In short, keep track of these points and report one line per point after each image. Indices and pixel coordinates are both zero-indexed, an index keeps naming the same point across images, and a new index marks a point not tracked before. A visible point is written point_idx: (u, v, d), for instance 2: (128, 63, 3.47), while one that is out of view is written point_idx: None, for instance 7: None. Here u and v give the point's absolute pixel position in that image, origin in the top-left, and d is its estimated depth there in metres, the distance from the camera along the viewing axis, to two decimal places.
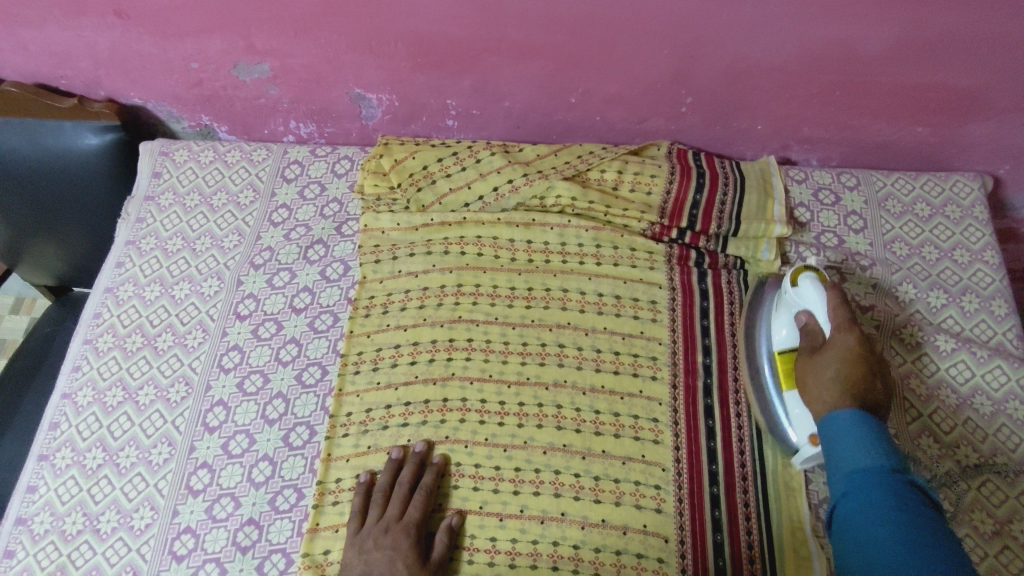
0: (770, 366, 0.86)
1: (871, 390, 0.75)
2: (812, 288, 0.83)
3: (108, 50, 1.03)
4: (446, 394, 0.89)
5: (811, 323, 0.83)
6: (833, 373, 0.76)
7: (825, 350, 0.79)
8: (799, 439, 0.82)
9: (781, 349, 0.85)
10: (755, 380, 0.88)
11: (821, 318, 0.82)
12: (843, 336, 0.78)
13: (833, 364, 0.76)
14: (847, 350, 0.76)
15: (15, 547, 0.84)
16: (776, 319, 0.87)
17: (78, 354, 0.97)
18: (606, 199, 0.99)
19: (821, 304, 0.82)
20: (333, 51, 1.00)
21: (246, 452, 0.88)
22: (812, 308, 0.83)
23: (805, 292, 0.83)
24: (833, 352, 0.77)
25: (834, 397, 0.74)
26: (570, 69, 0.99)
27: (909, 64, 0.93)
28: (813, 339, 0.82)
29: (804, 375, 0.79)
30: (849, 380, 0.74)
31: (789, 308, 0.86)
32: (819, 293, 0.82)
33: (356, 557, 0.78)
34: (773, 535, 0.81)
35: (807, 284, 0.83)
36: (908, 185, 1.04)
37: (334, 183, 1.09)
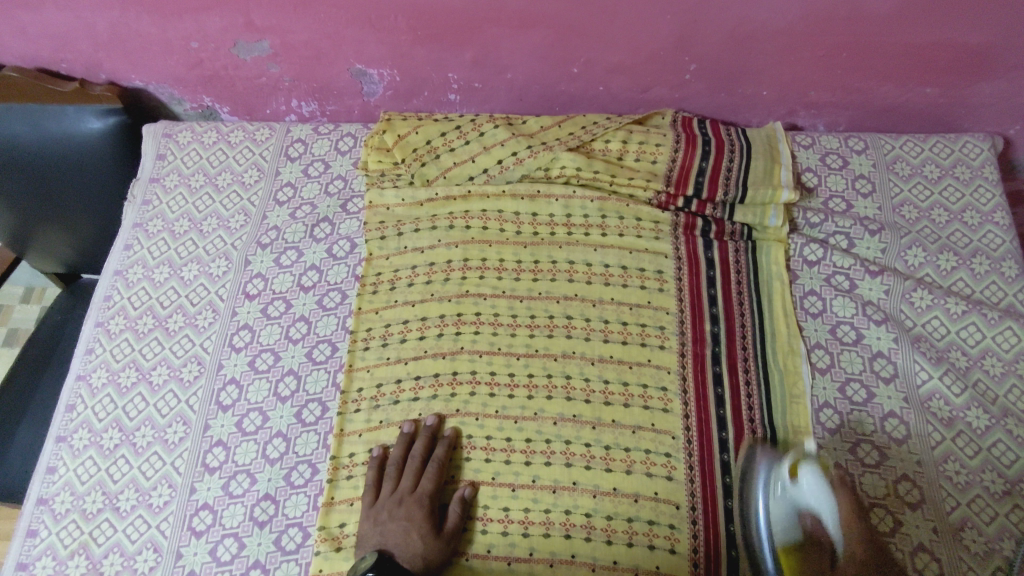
0: (771, 557, 0.75)
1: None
2: (817, 483, 0.77)
3: (107, 32, 1.02)
4: (456, 367, 0.89)
5: (817, 528, 0.76)
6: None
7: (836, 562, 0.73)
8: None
9: (785, 542, 0.75)
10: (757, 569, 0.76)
11: (830, 520, 0.75)
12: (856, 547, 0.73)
13: None
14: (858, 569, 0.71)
15: (38, 526, 0.86)
16: (775, 511, 0.77)
17: (91, 337, 0.98)
18: (610, 168, 0.99)
19: (830, 503, 0.76)
20: (333, 26, 0.99)
21: (260, 429, 0.89)
22: (818, 506, 0.76)
23: (809, 487, 0.77)
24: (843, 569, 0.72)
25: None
26: (572, 38, 0.97)
27: (918, 23, 0.91)
28: (819, 542, 0.76)
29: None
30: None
31: (790, 503, 0.78)
32: (826, 489, 0.76)
33: (371, 529, 0.79)
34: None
35: (810, 478, 0.77)
36: (917, 147, 1.03)
37: (338, 160, 1.08)
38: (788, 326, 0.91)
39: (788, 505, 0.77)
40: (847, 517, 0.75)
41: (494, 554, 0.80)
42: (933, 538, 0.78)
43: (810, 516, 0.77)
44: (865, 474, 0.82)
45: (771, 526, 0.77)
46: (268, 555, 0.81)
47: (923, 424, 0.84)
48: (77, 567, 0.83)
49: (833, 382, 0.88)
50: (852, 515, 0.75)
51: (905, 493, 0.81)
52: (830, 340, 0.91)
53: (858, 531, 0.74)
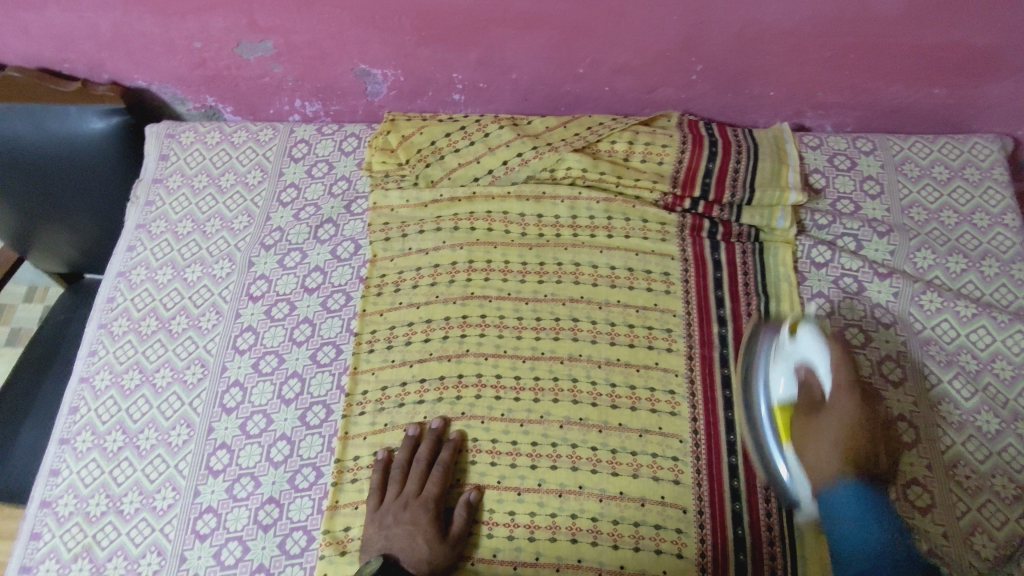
0: (766, 413, 0.83)
1: (869, 449, 0.79)
2: (814, 339, 0.84)
3: (110, 31, 1.01)
4: (461, 369, 0.89)
5: (811, 376, 0.84)
6: (837, 440, 0.79)
7: (827, 409, 0.81)
8: (798, 493, 0.80)
9: (782, 398, 0.83)
10: (750, 430, 0.84)
11: (825, 373, 0.83)
12: (846, 399, 0.81)
13: (837, 424, 0.80)
14: (849, 415, 0.80)
15: (41, 529, 0.85)
16: (772, 369, 0.85)
17: (94, 338, 0.98)
18: (617, 169, 0.98)
19: (824, 358, 0.83)
20: (337, 26, 0.98)
21: (264, 432, 0.88)
22: (814, 361, 0.84)
23: (807, 343, 0.84)
24: (835, 416, 0.80)
25: (841, 465, 0.78)
26: (578, 38, 0.96)
27: (927, 23, 0.90)
28: (812, 394, 0.84)
29: (805, 431, 0.81)
30: (852, 445, 0.78)
31: (788, 358, 0.85)
32: (822, 346, 0.83)
33: (376, 533, 0.79)
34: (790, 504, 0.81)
35: (807, 334, 0.84)
36: (926, 149, 1.02)
37: (342, 160, 1.07)
38: None
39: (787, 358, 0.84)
40: (839, 370, 0.83)
41: (500, 559, 0.80)
42: (943, 543, 0.77)
43: (805, 369, 0.84)
44: None
45: (767, 385, 0.84)
46: (272, 559, 0.81)
47: (933, 428, 0.84)
48: (81, 570, 0.82)
49: None
50: (842, 364, 0.83)
51: (915, 497, 0.80)
52: None
53: (850, 385, 0.82)
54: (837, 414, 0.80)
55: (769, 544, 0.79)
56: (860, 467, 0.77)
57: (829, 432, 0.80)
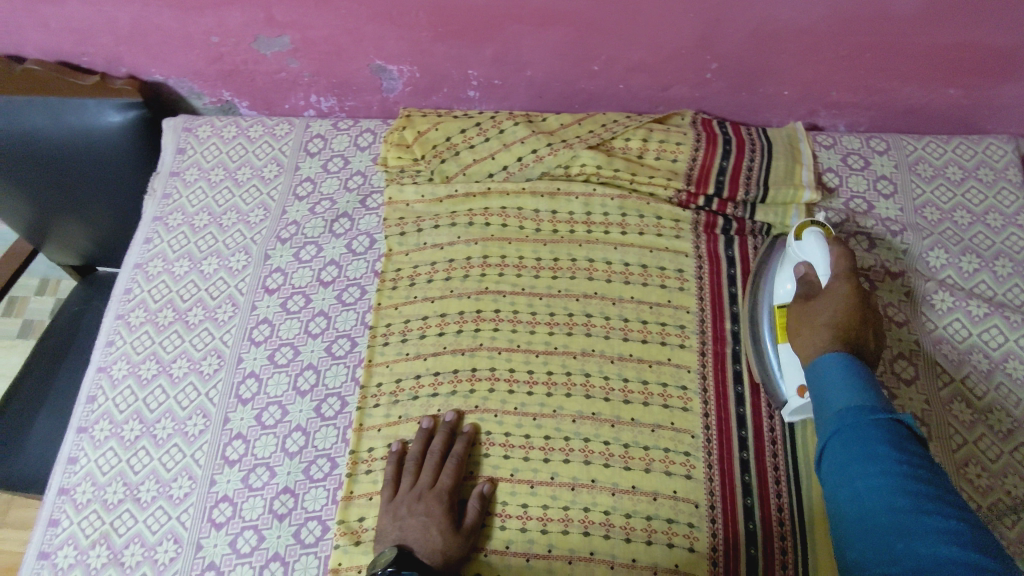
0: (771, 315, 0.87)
1: (860, 331, 0.76)
2: (816, 243, 0.82)
3: (129, 26, 1.02)
4: (474, 363, 0.90)
5: (810, 274, 0.82)
6: (825, 317, 0.76)
7: (821, 295, 0.79)
8: (788, 387, 0.83)
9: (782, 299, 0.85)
10: (755, 333, 0.88)
11: (821, 268, 0.81)
12: (840, 284, 0.78)
13: (830, 308, 0.76)
14: (842, 297, 0.77)
15: (60, 516, 0.86)
16: (780, 272, 0.87)
17: (111, 329, 0.99)
18: (631, 166, 0.98)
19: (823, 252, 0.81)
20: (354, 22, 0.99)
21: (280, 423, 0.89)
22: (813, 256, 0.82)
23: (809, 246, 0.83)
24: (828, 297, 0.78)
25: (825, 338, 0.74)
26: (593, 35, 0.97)
27: (942, 23, 0.90)
28: (808, 287, 0.82)
29: (797, 315, 0.80)
30: (841, 321, 0.75)
31: (792, 259, 0.85)
32: (820, 241, 0.82)
33: (391, 524, 0.79)
34: (802, 500, 0.81)
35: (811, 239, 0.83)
36: (940, 149, 1.02)
37: (357, 155, 1.08)
38: None
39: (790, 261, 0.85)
40: (838, 259, 0.80)
41: (513, 550, 0.80)
42: None
43: (803, 268, 0.83)
44: None
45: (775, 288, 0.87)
46: (287, 548, 0.82)
47: (945, 426, 0.84)
48: (99, 557, 0.83)
49: None
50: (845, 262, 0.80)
51: None
52: None
53: (848, 272, 0.79)
54: (829, 296, 0.78)
55: (780, 539, 0.79)
56: (849, 343, 0.74)
57: (821, 316, 0.76)
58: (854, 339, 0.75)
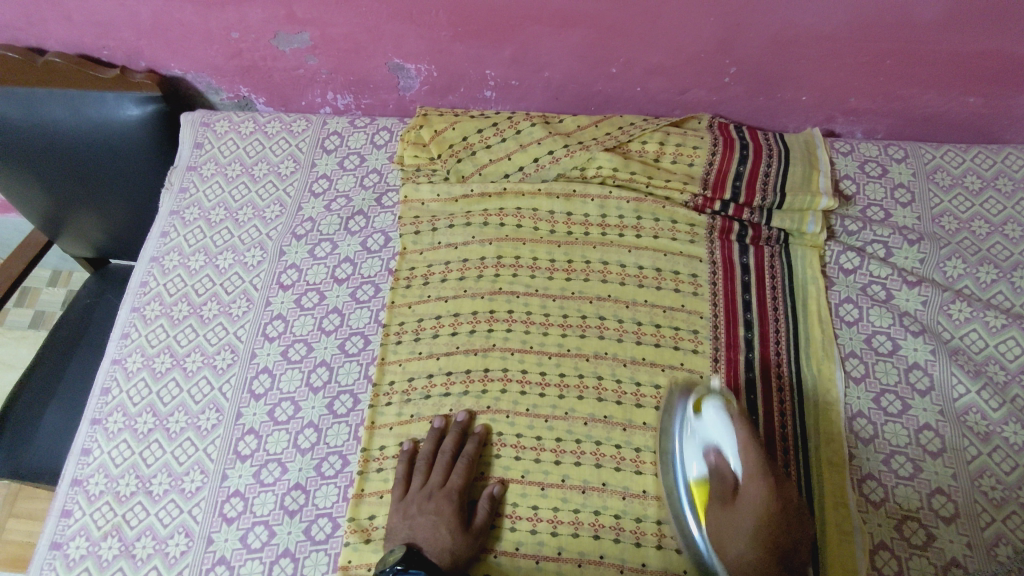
0: (686, 494, 0.78)
1: (789, 541, 0.71)
2: (718, 418, 0.78)
3: (150, 20, 1.03)
4: (487, 364, 0.90)
5: (720, 462, 0.76)
6: (747, 535, 0.70)
7: (737, 497, 0.73)
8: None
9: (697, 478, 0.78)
10: (673, 513, 0.79)
11: (733, 457, 0.75)
12: (756, 485, 0.71)
13: (749, 518, 0.71)
14: (759, 506, 0.71)
15: (72, 507, 0.87)
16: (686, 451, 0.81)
17: (127, 322, 0.99)
18: (647, 170, 0.98)
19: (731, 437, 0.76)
20: (374, 20, 0.99)
21: (292, 418, 0.89)
22: (721, 440, 0.77)
23: (711, 423, 0.78)
24: (746, 509, 0.71)
25: (759, 566, 0.69)
26: (612, 38, 0.97)
27: (966, 31, 0.90)
28: (723, 476, 0.75)
29: (716, 521, 0.74)
30: (766, 538, 0.70)
31: (697, 440, 0.80)
32: (726, 424, 0.77)
33: (401, 522, 0.80)
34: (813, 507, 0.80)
35: (711, 414, 0.79)
36: (959, 157, 1.01)
37: (373, 154, 1.08)
38: (823, 331, 0.90)
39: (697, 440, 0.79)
40: (745, 452, 0.73)
41: (523, 552, 0.80)
42: (966, 553, 0.77)
43: (714, 452, 0.77)
44: (897, 485, 0.81)
45: (684, 462, 0.80)
46: (297, 544, 0.82)
47: (959, 438, 0.83)
48: (111, 548, 0.84)
49: (868, 393, 0.87)
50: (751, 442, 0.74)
51: (938, 506, 0.80)
52: (865, 349, 0.90)
53: (758, 467, 0.72)
54: (746, 507, 0.71)
55: None
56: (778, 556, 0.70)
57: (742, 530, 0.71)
58: (785, 557, 0.70)
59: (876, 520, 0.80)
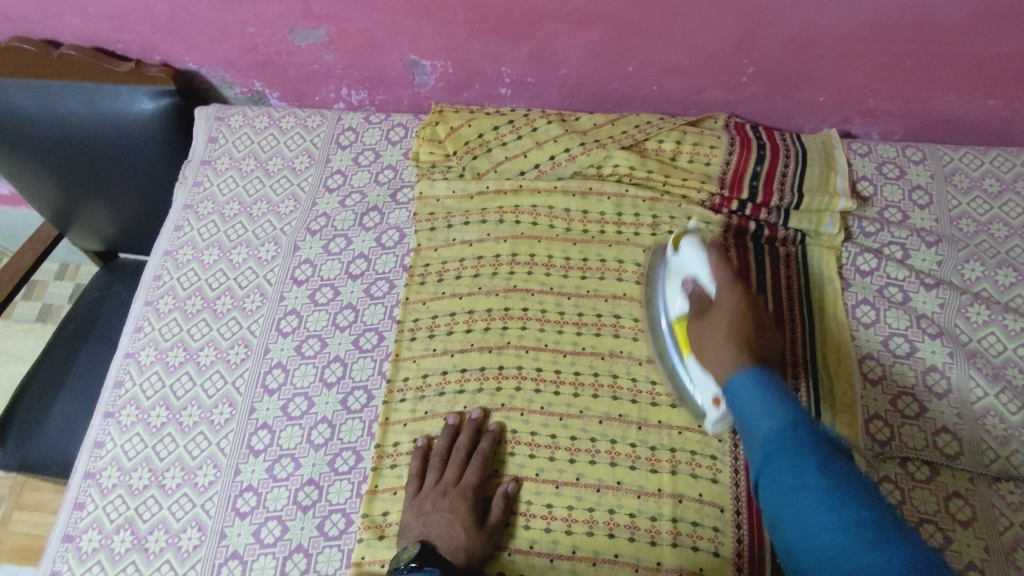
0: (669, 333, 0.85)
1: (764, 343, 0.72)
2: (694, 251, 0.82)
3: (166, 14, 1.03)
4: (502, 361, 0.89)
5: (698, 289, 0.80)
6: (724, 335, 0.72)
7: (712, 308, 0.77)
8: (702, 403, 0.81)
9: (677, 316, 0.83)
10: (663, 360, 0.87)
11: (706, 280, 0.80)
12: (729, 295, 0.75)
13: (721, 325, 0.74)
14: (733, 309, 0.74)
15: (84, 500, 0.87)
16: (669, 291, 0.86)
17: (139, 315, 0.99)
18: (665, 168, 0.98)
19: (704, 264, 0.80)
20: (391, 16, 0.99)
21: (306, 414, 0.89)
22: (695, 270, 0.81)
23: (689, 256, 0.82)
24: (721, 313, 0.75)
25: (734, 361, 0.70)
26: (631, 36, 0.96)
27: (987, 33, 0.89)
28: (701, 300, 0.79)
29: (697, 337, 0.77)
30: (740, 337, 0.72)
31: (678, 276, 0.84)
32: (698, 253, 0.81)
33: (414, 519, 0.79)
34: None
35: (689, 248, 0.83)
36: (977, 160, 1.01)
37: (388, 150, 1.08)
38: (839, 329, 0.91)
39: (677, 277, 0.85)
40: (718, 272, 0.78)
41: (537, 550, 0.80)
42: (984, 557, 0.77)
43: (690, 282, 0.82)
44: (915, 488, 0.81)
45: (668, 305, 0.86)
46: (310, 540, 0.81)
47: (977, 441, 0.83)
48: (123, 541, 0.84)
49: (885, 395, 0.86)
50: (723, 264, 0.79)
51: (956, 509, 0.79)
52: (882, 351, 0.89)
53: (731, 281, 0.76)
54: (721, 312, 0.75)
55: None
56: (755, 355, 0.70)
57: (718, 336, 0.73)
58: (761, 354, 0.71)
59: None
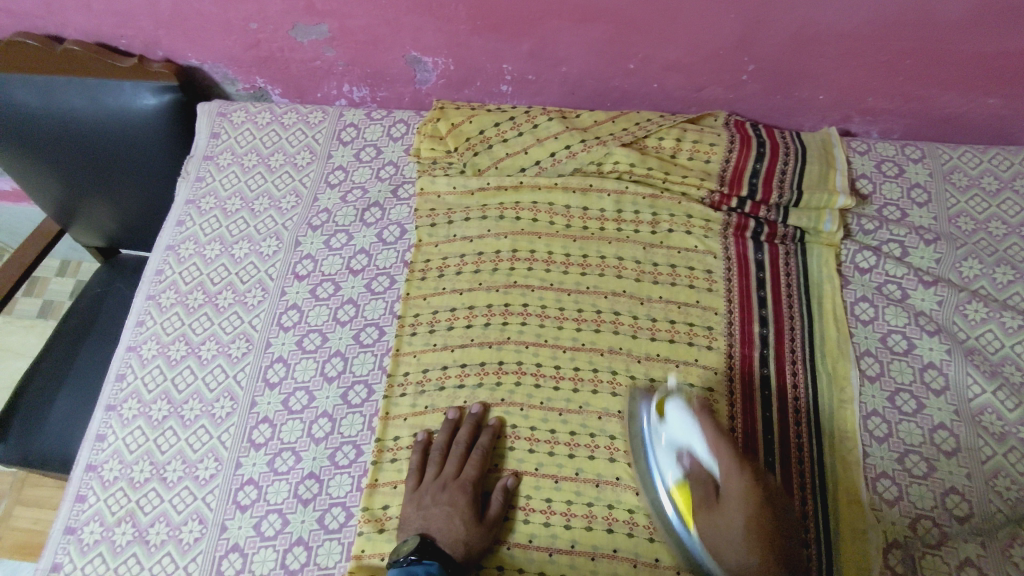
0: (664, 496, 0.78)
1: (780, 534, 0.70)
2: (685, 417, 0.78)
3: (169, 10, 1.03)
4: (502, 356, 0.90)
5: (697, 463, 0.76)
6: (738, 535, 0.70)
7: (722, 497, 0.72)
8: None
9: (677, 483, 0.77)
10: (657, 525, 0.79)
11: (702, 451, 0.76)
12: (736, 479, 0.71)
13: (736, 522, 0.70)
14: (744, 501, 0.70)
15: (86, 492, 0.87)
16: (659, 454, 0.80)
17: (141, 309, 1.00)
18: (664, 166, 0.98)
19: (699, 435, 0.76)
20: (393, 13, 0.99)
21: (306, 408, 0.90)
22: (689, 440, 0.77)
23: (679, 424, 0.78)
24: (732, 505, 0.71)
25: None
26: (631, 34, 0.97)
27: (987, 32, 0.90)
28: (702, 477, 0.75)
29: (707, 524, 0.73)
30: (756, 535, 0.69)
31: (668, 445, 0.79)
32: (691, 419, 0.77)
33: (414, 512, 0.80)
34: (828, 512, 0.80)
35: (679, 416, 0.78)
36: (976, 158, 1.01)
37: (390, 146, 1.08)
38: (838, 329, 0.91)
39: (669, 445, 0.79)
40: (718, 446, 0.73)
41: (536, 545, 0.80)
42: (981, 553, 0.77)
43: (687, 455, 0.77)
44: (912, 484, 0.81)
45: (660, 470, 0.79)
46: (310, 533, 0.82)
47: (975, 438, 0.83)
48: (125, 534, 0.84)
49: (883, 392, 0.87)
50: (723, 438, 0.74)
51: (953, 506, 0.80)
52: (880, 348, 0.90)
53: (734, 458, 0.72)
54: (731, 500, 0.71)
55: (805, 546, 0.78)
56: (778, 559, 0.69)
57: (733, 527, 0.70)
58: (780, 551, 0.69)
59: (890, 520, 0.79)
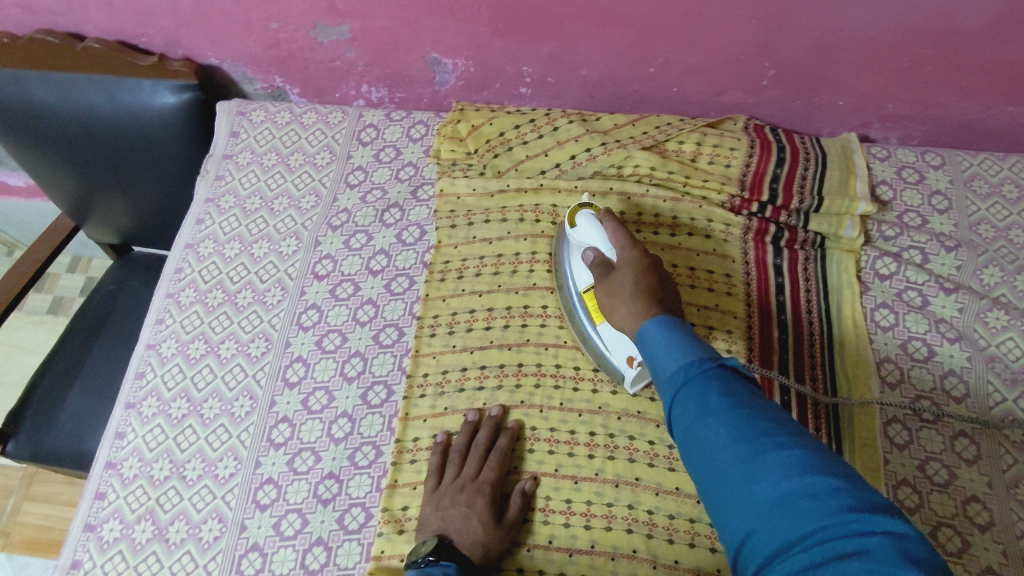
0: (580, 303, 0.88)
1: (665, 293, 0.76)
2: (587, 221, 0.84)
3: (191, 9, 1.03)
4: (521, 359, 0.90)
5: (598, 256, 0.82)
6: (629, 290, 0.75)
7: (616, 270, 0.79)
8: (619, 362, 0.84)
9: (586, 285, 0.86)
10: (574, 326, 0.90)
11: (604, 246, 0.82)
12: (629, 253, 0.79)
13: (624, 284, 0.76)
14: (635, 268, 0.77)
15: (105, 490, 0.87)
16: (573, 264, 0.88)
17: (161, 307, 1.00)
18: (685, 169, 0.98)
19: (602, 233, 0.83)
20: (414, 14, 0.99)
21: (326, 408, 0.90)
22: (593, 240, 0.83)
23: (583, 227, 0.84)
24: (624, 271, 0.77)
25: (641, 307, 0.72)
26: (653, 38, 0.97)
27: (1011, 40, 0.90)
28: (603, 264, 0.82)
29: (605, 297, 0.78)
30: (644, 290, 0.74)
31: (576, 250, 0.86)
32: (594, 222, 0.84)
33: (433, 513, 0.79)
34: None
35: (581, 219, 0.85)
36: (996, 166, 1.01)
37: (409, 147, 1.09)
38: (857, 334, 0.90)
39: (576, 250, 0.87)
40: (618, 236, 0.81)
41: (556, 545, 0.80)
42: (1002, 560, 0.77)
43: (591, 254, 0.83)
44: (933, 492, 0.81)
45: (576, 279, 0.88)
46: (330, 533, 0.82)
47: (996, 445, 0.83)
48: (144, 531, 0.84)
49: (903, 398, 0.87)
50: (619, 229, 0.82)
51: (973, 513, 0.79)
52: (900, 355, 0.89)
53: (628, 241, 0.80)
54: (622, 269, 0.78)
55: None
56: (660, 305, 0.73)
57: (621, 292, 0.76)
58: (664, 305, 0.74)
59: None
